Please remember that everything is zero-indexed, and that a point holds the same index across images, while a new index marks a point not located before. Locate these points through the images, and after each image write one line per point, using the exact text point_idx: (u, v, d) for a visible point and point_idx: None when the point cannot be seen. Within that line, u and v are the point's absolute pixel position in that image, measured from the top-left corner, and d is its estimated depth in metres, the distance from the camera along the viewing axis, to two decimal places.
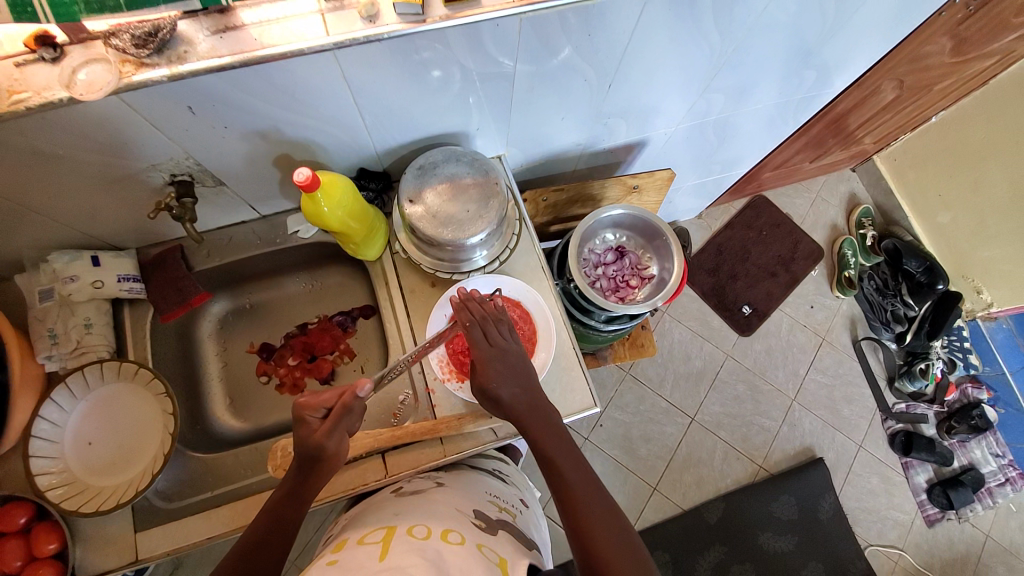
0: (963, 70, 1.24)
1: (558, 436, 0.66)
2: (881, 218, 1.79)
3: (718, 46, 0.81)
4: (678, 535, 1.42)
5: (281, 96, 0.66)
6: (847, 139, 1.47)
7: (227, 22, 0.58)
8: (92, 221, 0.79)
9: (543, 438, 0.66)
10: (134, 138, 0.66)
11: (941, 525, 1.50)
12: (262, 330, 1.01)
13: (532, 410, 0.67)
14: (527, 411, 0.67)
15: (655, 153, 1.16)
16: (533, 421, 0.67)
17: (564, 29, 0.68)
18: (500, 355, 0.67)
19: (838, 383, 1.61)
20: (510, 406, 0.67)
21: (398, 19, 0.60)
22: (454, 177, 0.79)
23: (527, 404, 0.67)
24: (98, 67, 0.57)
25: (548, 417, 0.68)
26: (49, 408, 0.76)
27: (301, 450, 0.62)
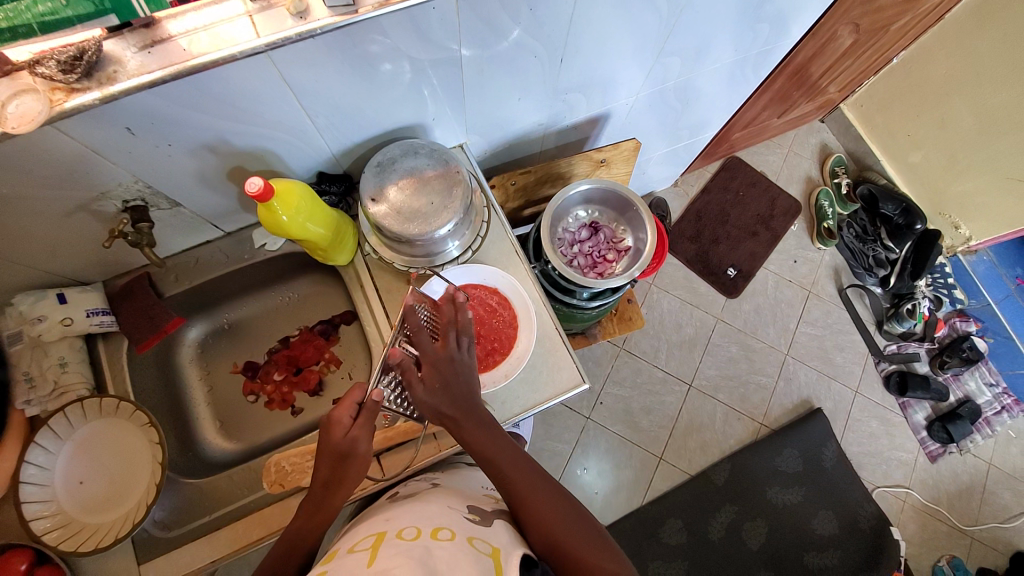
0: (918, 7, 1.24)
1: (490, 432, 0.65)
2: (854, 165, 1.80)
3: (667, 8, 0.80)
4: (688, 501, 1.43)
5: (222, 107, 0.64)
6: (812, 89, 1.47)
7: (153, 36, 0.57)
8: (53, 258, 0.77)
9: (477, 438, 0.64)
10: (79, 168, 0.65)
11: (944, 459, 1.53)
12: (245, 349, 1.00)
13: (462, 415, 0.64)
14: (463, 413, 0.64)
15: (620, 124, 1.16)
16: (468, 428, 0.64)
17: (507, 8, 0.66)
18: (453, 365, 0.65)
19: (829, 333, 1.62)
20: (448, 410, 0.64)
21: (330, 13, 0.58)
22: (414, 170, 0.78)
23: (466, 410, 0.65)
24: (27, 98, 0.54)
25: (482, 417, 0.66)
26: (36, 452, 0.75)
27: (335, 447, 0.62)
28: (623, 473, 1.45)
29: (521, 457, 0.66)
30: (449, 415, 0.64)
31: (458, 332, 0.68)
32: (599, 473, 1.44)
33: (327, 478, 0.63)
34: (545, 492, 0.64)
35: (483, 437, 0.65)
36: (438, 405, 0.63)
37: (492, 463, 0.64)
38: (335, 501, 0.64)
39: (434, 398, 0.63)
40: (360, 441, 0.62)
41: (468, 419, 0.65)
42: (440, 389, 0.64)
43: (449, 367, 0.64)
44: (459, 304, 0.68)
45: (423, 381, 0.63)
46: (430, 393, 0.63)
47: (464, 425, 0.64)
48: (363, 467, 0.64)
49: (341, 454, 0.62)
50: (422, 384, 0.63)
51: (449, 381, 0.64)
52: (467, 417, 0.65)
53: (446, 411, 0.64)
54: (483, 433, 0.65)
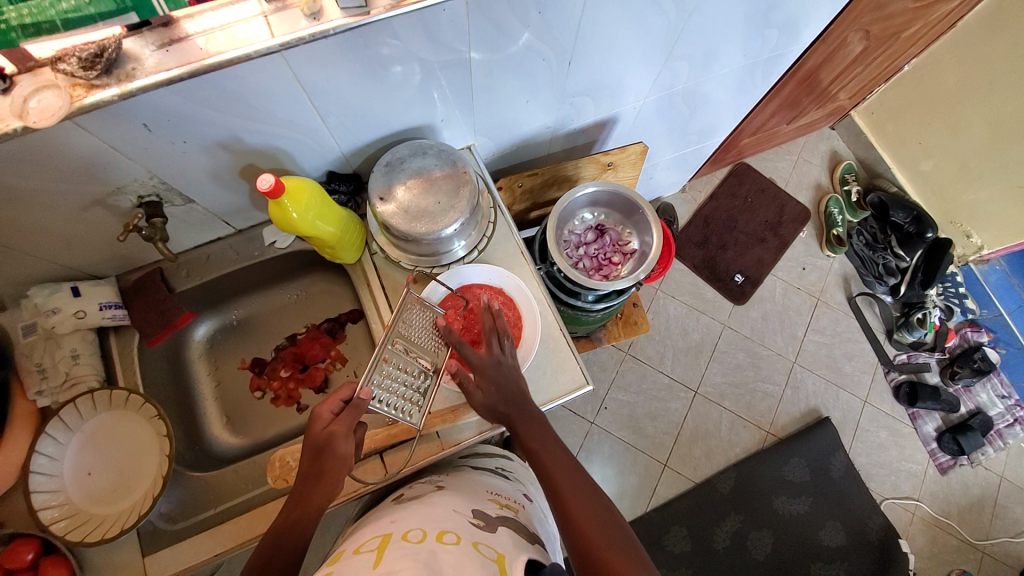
0: (928, 15, 1.24)
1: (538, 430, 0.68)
2: (864, 173, 1.78)
3: (676, 12, 0.81)
4: (692, 509, 1.42)
5: (236, 105, 0.66)
6: (822, 96, 1.47)
7: (172, 35, 0.58)
8: (68, 252, 0.79)
9: (528, 434, 0.68)
10: (96, 163, 0.66)
11: (954, 471, 1.50)
12: (253, 346, 1.01)
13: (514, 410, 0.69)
14: (516, 411, 0.69)
15: (628, 128, 1.16)
16: (518, 418, 0.68)
17: (517, 10, 0.67)
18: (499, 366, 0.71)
19: (837, 342, 1.60)
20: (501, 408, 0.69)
21: (343, 14, 0.59)
22: (422, 170, 0.79)
23: (518, 406, 0.69)
24: (48, 93, 0.56)
25: (530, 411, 0.70)
26: (45, 442, 0.76)
27: (313, 440, 0.64)
28: (626, 479, 1.44)
29: (561, 449, 0.68)
30: (503, 412, 0.69)
31: (500, 337, 0.72)
32: (603, 479, 1.43)
33: (306, 470, 0.63)
34: (580, 484, 0.64)
35: (529, 427, 0.68)
36: (492, 404, 0.69)
37: (539, 461, 0.66)
38: (320, 496, 0.62)
39: (490, 399, 0.69)
40: (337, 436, 0.63)
41: (518, 412, 0.69)
42: (494, 390, 0.69)
43: (497, 368, 0.69)
44: (495, 312, 0.72)
45: (478, 387, 0.69)
46: (485, 394, 0.69)
47: (513, 417, 0.69)
48: (343, 462, 0.64)
49: (319, 446, 0.63)
50: (477, 388, 0.69)
51: (500, 381, 0.70)
52: (518, 412, 0.69)
53: (501, 408, 0.69)
54: (531, 425, 0.68)
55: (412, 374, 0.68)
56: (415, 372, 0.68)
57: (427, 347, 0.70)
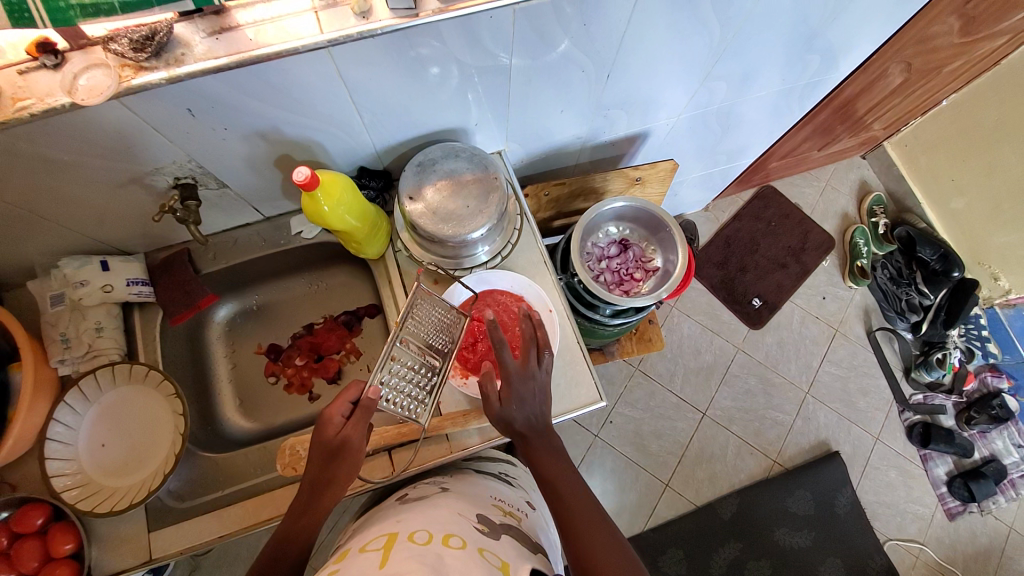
0: (972, 51, 1.21)
1: (547, 442, 0.69)
2: (893, 206, 1.76)
3: (719, 32, 0.80)
4: (692, 532, 1.40)
5: (278, 96, 0.66)
6: (856, 125, 1.45)
7: (223, 23, 0.59)
8: (100, 226, 0.81)
9: (535, 448, 0.68)
10: (137, 143, 0.67)
11: (963, 517, 1.47)
12: (271, 332, 1.02)
13: (528, 427, 0.68)
14: (532, 430, 0.68)
15: (658, 144, 1.16)
16: (537, 445, 0.68)
17: (561, 21, 0.67)
18: (530, 380, 0.70)
19: (853, 375, 1.58)
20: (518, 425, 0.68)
21: (392, 15, 0.60)
22: (453, 173, 0.79)
23: (537, 430, 0.69)
24: (98, 71, 0.57)
25: (550, 440, 0.69)
26: (63, 411, 0.78)
27: (324, 444, 0.64)
28: (627, 496, 1.43)
29: (583, 490, 0.66)
30: (521, 432, 0.69)
31: (539, 349, 0.73)
32: (603, 493, 1.42)
33: (316, 477, 0.64)
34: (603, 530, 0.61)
35: (552, 462, 0.68)
36: (512, 421, 0.68)
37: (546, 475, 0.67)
38: (326, 500, 0.64)
39: (510, 412, 0.68)
40: (352, 439, 0.64)
41: (543, 445, 0.68)
42: (519, 404, 0.68)
43: (525, 384, 0.69)
44: (534, 321, 0.73)
45: (500, 399, 0.69)
46: (509, 408, 0.68)
47: (533, 443, 0.68)
48: (353, 466, 0.65)
49: (331, 451, 0.64)
50: (498, 399, 0.69)
51: (524, 399, 0.69)
52: (539, 444, 0.68)
53: (518, 425, 0.68)
54: (553, 457, 0.68)
55: (420, 371, 0.69)
56: (422, 369, 0.70)
57: (437, 345, 0.71)
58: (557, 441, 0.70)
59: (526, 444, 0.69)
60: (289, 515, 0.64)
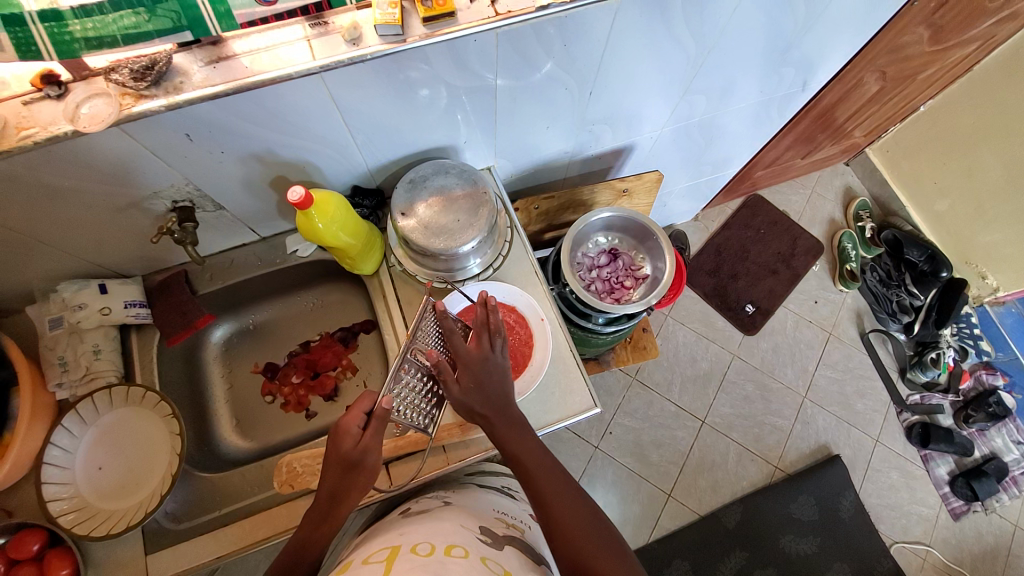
0: (944, 59, 1.26)
1: (513, 426, 0.69)
2: (878, 210, 1.79)
3: (695, 47, 0.83)
4: (696, 542, 1.39)
5: (273, 120, 0.69)
6: (837, 132, 1.49)
7: (219, 53, 0.62)
8: (99, 250, 0.82)
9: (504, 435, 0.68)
10: (135, 168, 0.69)
11: (968, 518, 1.46)
12: (267, 351, 1.03)
13: (489, 411, 0.69)
14: (495, 411, 0.69)
15: (644, 156, 1.19)
16: (504, 430, 0.69)
17: (543, 42, 0.70)
18: (483, 362, 0.69)
19: (849, 378, 1.58)
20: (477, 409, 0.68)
21: (381, 41, 0.63)
22: (443, 189, 0.81)
23: (498, 408, 0.69)
24: (99, 101, 0.60)
25: (513, 418, 0.70)
26: (60, 434, 0.78)
27: (343, 455, 0.65)
28: (629, 507, 1.42)
29: (557, 472, 0.67)
30: (481, 413, 0.69)
31: (491, 334, 0.71)
32: (605, 506, 1.41)
33: (334, 487, 0.65)
34: (579, 512, 0.63)
35: (525, 448, 0.68)
36: (471, 404, 0.68)
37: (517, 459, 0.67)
38: (343, 510, 0.66)
39: (466, 396, 0.68)
40: (370, 451, 0.65)
41: (513, 432, 0.69)
42: (474, 388, 0.68)
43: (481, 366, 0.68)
44: (489, 308, 0.70)
45: (457, 382, 0.68)
46: (464, 392, 0.68)
47: (498, 426, 0.69)
48: (371, 475, 0.66)
49: (349, 464, 0.65)
50: (456, 384, 0.68)
51: (481, 380, 0.69)
52: (508, 428, 0.69)
53: (478, 408, 0.68)
54: (523, 439, 0.68)
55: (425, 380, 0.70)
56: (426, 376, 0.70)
57: (440, 353, 0.71)
58: (522, 420, 0.71)
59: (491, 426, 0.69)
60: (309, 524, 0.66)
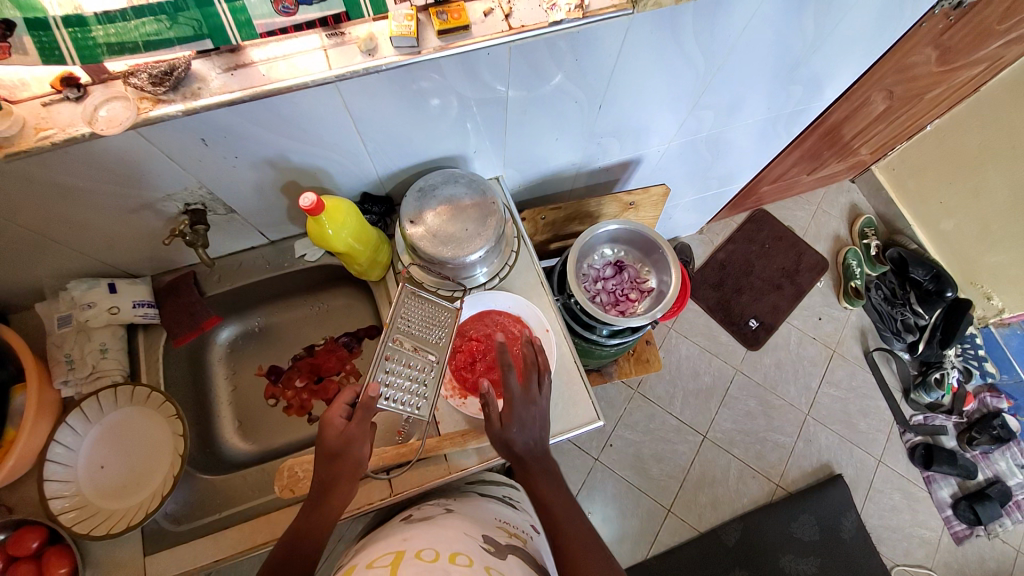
0: (951, 79, 1.27)
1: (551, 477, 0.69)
2: (884, 228, 1.80)
3: (705, 64, 0.84)
4: (695, 559, 1.38)
5: (287, 126, 0.70)
6: (843, 150, 1.49)
7: (237, 61, 0.63)
8: (110, 250, 0.83)
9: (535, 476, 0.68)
10: (150, 170, 0.70)
11: (971, 542, 1.45)
12: (271, 354, 1.04)
13: (530, 456, 0.69)
14: (535, 458, 0.69)
15: (652, 170, 1.20)
16: (539, 478, 0.68)
17: (555, 56, 0.71)
18: (529, 402, 0.72)
19: (853, 397, 1.58)
20: (519, 449, 0.69)
21: (396, 52, 0.63)
22: (453, 199, 0.82)
23: (536, 455, 0.70)
24: (117, 104, 0.61)
25: (549, 468, 0.69)
26: (64, 432, 0.78)
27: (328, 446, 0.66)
28: (628, 522, 1.41)
29: (580, 523, 0.64)
30: (520, 455, 0.69)
31: (540, 375, 0.75)
32: (604, 520, 1.40)
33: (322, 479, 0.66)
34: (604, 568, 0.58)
35: (557, 498, 0.66)
36: (512, 443, 0.69)
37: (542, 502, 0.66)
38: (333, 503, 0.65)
39: (509, 433, 0.69)
40: (355, 437, 0.67)
41: (547, 479, 0.68)
42: (518, 425, 0.70)
43: (525, 407, 0.70)
44: (536, 347, 0.75)
45: (501, 420, 0.69)
46: (509, 429, 0.69)
47: (534, 475, 0.68)
48: (358, 465, 0.67)
49: (333, 454, 0.66)
50: (498, 418, 0.70)
51: (524, 420, 0.70)
52: (544, 474, 0.68)
53: (518, 450, 0.69)
54: (557, 491, 0.67)
55: (417, 367, 0.74)
56: (419, 365, 0.74)
57: (429, 338, 0.75)
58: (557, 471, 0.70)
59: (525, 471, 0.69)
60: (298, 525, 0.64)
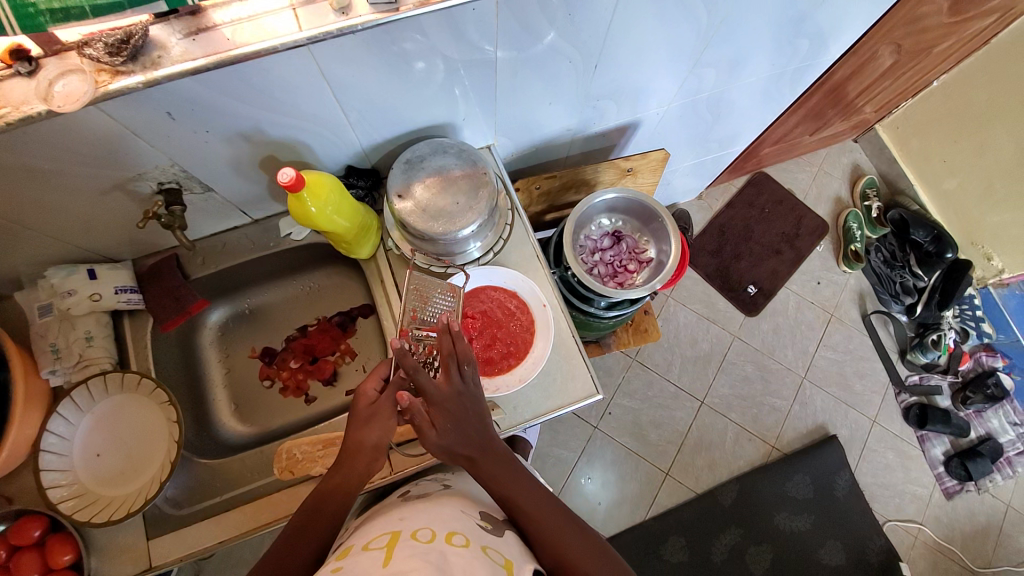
0: (963, 30, 1.20)
1: (505, 465, 0.65)
2: (885, 188, 1.75)
3: (707, 19, 0.79)
4: (693, 520, 1.41)
5: (259, 97, 0.65)
6: (848, 108, 1.44)
7: (199, 24, 0.58)
8: (86, 235, 0.79)
9: (496, 478, 0.64)
10: (119, 148, 0.66)
11: (961, 496, 1.48)
12: (263, 336, 1.02)
13: (479, 454, 0.64)
14: (479, 452, 0.64)
15: (650, 133, 1.15)
16: (488, 467, 0.64)
17: (546, 11, 0.66)
18: (452, 403, 0.63)
19: (849, 359, 1.58)
20: (458, 452, 0.63)
21: (371, 10, 0.58)
22: (442, 169, 0.78)
23: (478, 448, 0.64)
24: (73, 78, 0.56)
25: (498, 453, 0.66)
26: (57, 422, 0.77)
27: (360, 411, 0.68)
28: (627, 487, 1.43)
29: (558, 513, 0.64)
30: (464, 454, 0.64)
31: (460, 364, 0.65)
32: (604, 485, 1.43)
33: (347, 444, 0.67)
34: (580, 539, 0.62)
35: (528, 495, 0.65)
36: (451, 446, 0.63)
37: (511, 499, 0.64)
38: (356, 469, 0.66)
39: (444, 439, 0.62)
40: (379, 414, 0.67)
41: (506, 472, 0.65)
42: (451, 430, 0.62)
43: (455, 402, 0.62)
44: (454, 334, 0.64)
45: (432, 425, 0.62)
46: (441, 435, 0.62)
47: (482, 465, 0.64)
48: (383, 434, 0.67)
49: (362, 419, 0.67)
50: (432, 426, 0.62)
51: (460, 418, 0.63)
52: (502, 468, 0.65)
53: (460, 452, 0.63)
54: (522, 481, 0.66)
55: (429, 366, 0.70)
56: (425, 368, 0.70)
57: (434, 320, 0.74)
58: (513, 459, 0.67)
59: (474, 464, 0.65)
60: (334, 475, 0.66)
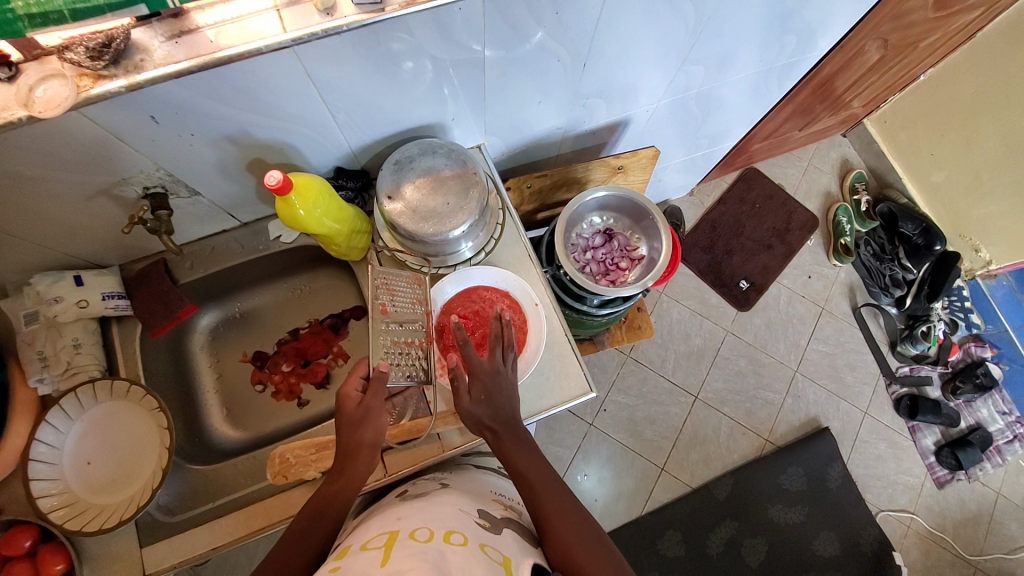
0: (948, 25, 1.22)
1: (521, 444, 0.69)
2: (874, 182, 1.77)
3: (695, 17, 0.79)
4: (689, 513, 1.42)
5: (245, 100, 0.65)
6: (836, 104, 1.45)
7: (182, 26, 0.57)
8: (71, 241, 0.79)
9: (512, 454, 0.68)
10: (103, 153, 0.65)
11: (951, 485, 1.50)
12: (253, 339, 1.01)
13: (500, 426, 0.69)
14: (502, 424, 0.69)
15: (639, 131, 1.15)
16: (507, 443, 0.69)
17: (534, 11, 0.66)
18: (492, 375, 0.71)
19: (840, 352, 1.60)
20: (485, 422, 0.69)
21: (357, 10, 0.58)
22: (432, 170, 0.78)
23: (502, 420, 0.70)
24: (55, 83, 0.55)
25: (520, 434, 0.70)
26: (46, 430, 0.76)
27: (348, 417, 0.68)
28: (623, 482, 1.44)
29: (566, 504, 0.66)
30: (489, 425, 0.69)
31: (504, 348, 0.74)
32: (600, 481, 1.44)
33: (343, 447, 0.68)
34: (582, 532, 0.62)
35: (540, 479, 0.68)
36: (480, 416, 0.69)
37: (525, 480, 0.67)
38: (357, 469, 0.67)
39: (476, 407, 0.69)
40: (371, 410, 0.68)
41: (523, 451, 0.69)
42: (484, 398, 0.70)
43: (492, 376, 0.71)
44: (504, 322, 0.74)
45: (470, 393, 0.70)
46: (475, 403, 0.69)
47: (503, 438, 0.69)
48: (378, 431, 0.69)
49: (354, 422, 0.68)
50: (468, 393, 0.70)
51: (493, 392, 0.71)
52: (518, 446, 0.69)
53: (486, 422, 0.69)
54: (536, 462, 0.69)
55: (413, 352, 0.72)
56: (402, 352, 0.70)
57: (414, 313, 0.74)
58: (530, 441, 0.71)
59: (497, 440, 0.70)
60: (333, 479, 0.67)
